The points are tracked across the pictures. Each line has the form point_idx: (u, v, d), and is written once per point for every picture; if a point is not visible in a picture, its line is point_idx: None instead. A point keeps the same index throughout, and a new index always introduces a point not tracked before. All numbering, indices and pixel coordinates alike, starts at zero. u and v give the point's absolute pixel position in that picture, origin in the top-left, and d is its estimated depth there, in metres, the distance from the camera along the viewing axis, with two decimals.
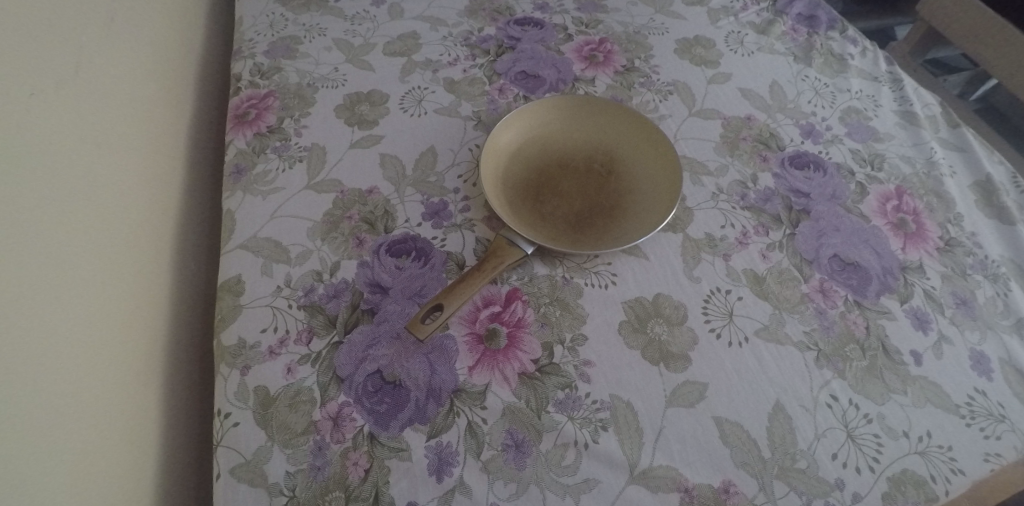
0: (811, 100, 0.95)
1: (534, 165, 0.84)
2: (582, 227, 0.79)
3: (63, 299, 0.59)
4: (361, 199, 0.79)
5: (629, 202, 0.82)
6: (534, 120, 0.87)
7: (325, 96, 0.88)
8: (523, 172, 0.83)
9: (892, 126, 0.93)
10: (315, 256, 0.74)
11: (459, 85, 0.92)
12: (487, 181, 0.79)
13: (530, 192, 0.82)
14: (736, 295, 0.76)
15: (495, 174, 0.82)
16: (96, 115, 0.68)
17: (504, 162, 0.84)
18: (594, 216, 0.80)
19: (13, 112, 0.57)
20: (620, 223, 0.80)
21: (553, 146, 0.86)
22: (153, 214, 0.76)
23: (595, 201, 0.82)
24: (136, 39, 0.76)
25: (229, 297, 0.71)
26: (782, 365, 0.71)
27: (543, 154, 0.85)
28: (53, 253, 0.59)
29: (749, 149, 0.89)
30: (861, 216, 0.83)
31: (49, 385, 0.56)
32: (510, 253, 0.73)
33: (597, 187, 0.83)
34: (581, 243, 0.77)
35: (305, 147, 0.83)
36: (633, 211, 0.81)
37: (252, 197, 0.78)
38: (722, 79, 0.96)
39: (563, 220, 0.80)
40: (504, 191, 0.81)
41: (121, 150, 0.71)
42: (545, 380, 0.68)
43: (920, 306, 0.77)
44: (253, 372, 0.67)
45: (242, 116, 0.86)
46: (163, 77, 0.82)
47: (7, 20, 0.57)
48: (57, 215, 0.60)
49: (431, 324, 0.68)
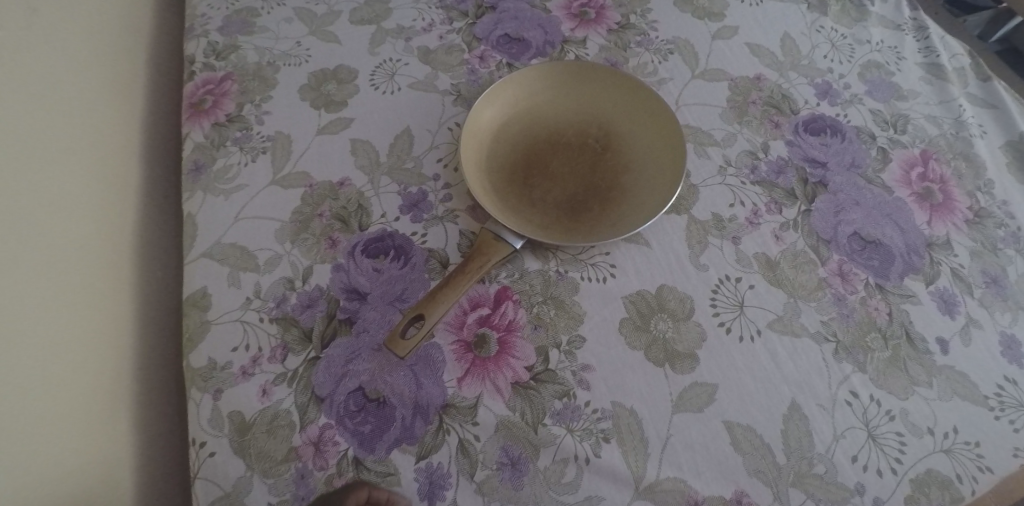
0: (825, 54, 0.86)
1: (520, 143, 0.77)
2: (577, 213, 0.72)
3: (46, 291, 0.61)
4: (332, 192, 0.73)
5: (627, 180, 0.75)
6: (519, 92, 0.79)
7: (287, 77, 0.81)
8: (510, 152, 0.76)
9: (916, 82, 0.84)
10: (285, 261, 0.69)
11: (435, 55, 0.83)
12: (468, 167, 0.72)
13: (517, 174, 0.75)
14: (747, 283, 0.69)
15: (478, 155, 0.75)
16: (67, 111, 0.69)
17: (489, 141, 0.76)
18: (590, 200, 0.73)
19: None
20: (618, 204, 0.73)
21: (543, 119, 0.79)
22: (126, 224, 0.73)
23: (590, 182, 0.75)
24: (93, 45, 0.74)
25: (195, 313, 0.67)
26: (798, 360, 0.66)
27: (530, 129, 0.78)
28: (35, 245, 0.61)
29: (759, 115, 0.80)
30: (883, 187, 0.76)
31: (37, 377, 0.58)
32: (497, 250, 0.67)
33: (592, 165, 0.76)
34: (575, 231, 0.71)
35: (268, 137, 0.77)
36: (632, 189, 0.74)
37: (214, 197, 0.73)
38: (728, 34, 0.87)
39: (555, 205, 0.73)
40: (488, 177, 0.74)
41: (85, 163, 0.70)
42: (541, 388, 0.63)
43: (947, 287, 0.71)
44: (226, 396, 0.63)
45: (198, 103, 0.79)
46: (124, 79, 0.79)
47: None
48: (32, 205, 0.62)
49: (412, 339, 0.62)
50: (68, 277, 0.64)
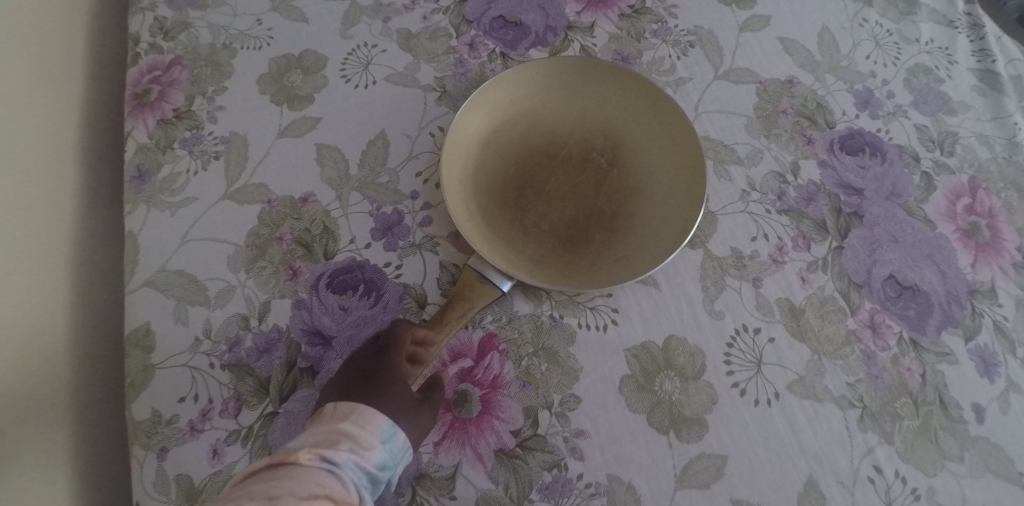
0: (868, 54, 0.75)
1: (513, 156, 0.66)
2: (575, 244, 0.63)
3: None
4: (293, 211, 0.63)
5: (635, 205, 0.65)
6: (514, 93, 0.68)
7: (245, 63, 0.69)
8: (501, 167, 0.66)
9: (967, 92, 0.74)
10: (239, 295, 0.60)
11: (417, 41, 0.71)
12: (450, 188, 0.62)
13: (508, 194, 0.64)
14: (766, 335, 0.61)
15: (463, 171, 0.64)
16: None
17: (476, 153, 0.66)
18: (592, 228, 0.64)
19: None
20: (623, 236, 0.63)
21: (539, 126, 0.68)
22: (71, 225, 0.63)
23: (593, 206, 0.65)
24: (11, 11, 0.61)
25: (137, 355, 0.58)
26: (818, 428, 0.58)
27: (525, 140, 0.67)
28: None
29: (789, 127, 0.70)
30: (925, 221, 0.67)
31: None
32: (481, 293, 0.58)
33: (596, 184, 0.66)
34: (574, 268, 0.62)
35: (222, 138, 0.66)
36: (641, 218, 0.64)
37: (158, 212, 0.63)
38: (758, 25, 0.75)
39: (551, 234, 0.63)
40: (474, 198, 0.64)
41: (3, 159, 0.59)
42: (529, 457, 0.56)
43: (988, 343, 0.63)
44: (172, 457, 0.55)
45: (142, 94, 0.68)
46: (63, 49, 0.67)
47: None
48: None
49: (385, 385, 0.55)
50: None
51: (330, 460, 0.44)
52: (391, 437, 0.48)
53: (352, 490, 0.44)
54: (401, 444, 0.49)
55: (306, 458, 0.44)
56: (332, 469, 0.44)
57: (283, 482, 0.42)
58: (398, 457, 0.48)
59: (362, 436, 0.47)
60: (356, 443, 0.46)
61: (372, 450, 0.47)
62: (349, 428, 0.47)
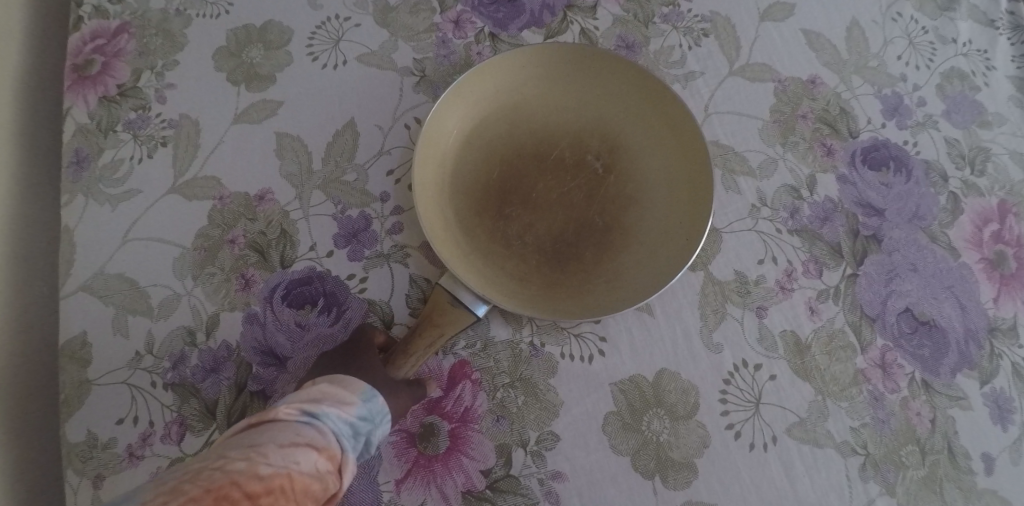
0: (900, 54, 0.67)
1: (497, 157, 0.59)
2: (563, 260, 0.56)
3: None
4: (248, 210, 0.55)
5: (631, 218, 0.58)
6: (500, 85, 0.60)
7: (200, 34, 0.59)
8: (482, 170, 0.58)
9: (1003, 103, 0.67)
10: (184, 306, 0.52)
11: (396, 14, 0.62)
12: (424, 194, 0.55)
13: (490, 199, 0.58)
14: (767, 372, 0.55)
15: (440, 171, 0.57)
16: None
17: (455, 151, 0.58)
18: (582, 243, 0.57)
19: None
20: (616, 253, 0.57)
21: (528, 121, 0.60)
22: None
23: (584, 218, 0.58)
24: None
25: (72, 369, 0.51)
26: (817, 478, 0.53)
27: (511, 139, 0.60)
28: None
29: (808, 135, 0.63)
30: (948, 248, 0.61)
31: None
32: (454, 317, 0.52)
33: (589, 192, 0.59)
34: (559, 288, 0.55)
35: (170, 122, 0.57)
36: (637, 232, 0.58)
37: (96, 205, 0.54)
38: (781, 14, 0.67)
39: (535, 248, 0.57)
40: (451, 205, 0.57)
41: None
42: (499, 500, 0.51)
43: (1004, 387, 0.58)
44: (108, 487, 0.49)
45: (82, 66, 0.58)
46: None
47: None
48: None
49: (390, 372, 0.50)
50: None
51: (310, 411, 0.42)
52: (371, 398, 0.45)
53: (334, 440, 0.42)
54: (380, 407, 0.46)
55: (286, 410, 0.41)
56: (312, 421, 0.41)
57: (264, 431, 0.40)
58: (378, 419, 0.45)
59: (341, 393, 0.44)
60: (337, 397, 0.44)
61: (354, 404, 0.44)
62: (328, 386, 0.44)
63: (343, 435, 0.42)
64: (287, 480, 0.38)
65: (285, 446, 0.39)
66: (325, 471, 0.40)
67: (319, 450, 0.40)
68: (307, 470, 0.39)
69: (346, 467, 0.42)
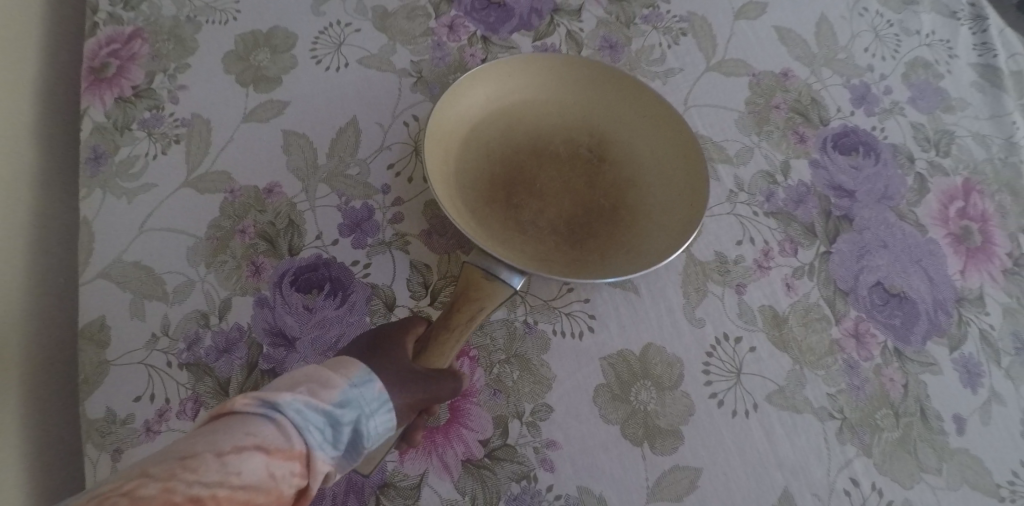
0: (867, 47, 0.72)
1: (497, 155, 0.62)
2: (577, 242, 0.59)
3: None
4: (258, 202, 0.58)
5: (634, 198, 0.62)
6: (491, 93, 0.64)
7: (210, 39, 0.63)
8: (485, 168, 0.61)
9: (966, 89, 0.71)
10: (198, 291, 0.56)
11: (394, 20, 0.67)
12: (439, 184, 0.56)
13: (495, 194, 0.60)
14: (748, 344, 0.59)
15: (447, 167, 0.59)
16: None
17: (457, 152, 0.61)
18: (593, 223, 0.60)
19: None
20: (628, 229, 0.60)
21: (517, 125, 0.64)
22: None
23: (589, 202, 0.61)
24: None
25: (92, 349, 0.54)
26: (796, 441, 0.57)
27: (507, 140, 0.63)
28: None
29: (782, 124, 0.67)
30: (916, 225, 0.64)
31: None
32: (496, 292, 0.54)
33: (588, 181, 0.63)
34: (581, 263, 0.57)
35: (183, 120, 0.61)
36: (643, 208, 0.61)
37: (114, 199, 0.58)
38: (754, 12, 0.72)
39: (551, 230, 0.59)
40: (462, 196, 0.59)
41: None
42: (497, 468, 0.54)
43: (973, 353, 0.61)
44: (126, 460, 0.52)
45: (99, 68, 0.62)
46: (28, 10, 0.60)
47: None
48: None
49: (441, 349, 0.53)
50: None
51: (271, 402, 0.40)
52: (359, 384, 0.44)
53: (296, 433, 0.40)
54: (373, 395, 0.44)
55: (244, 401, 0.40)
56: (273, 413, 0.40)
57: (211, 430, 0.38)
58: (366, 408, 0.44)
59: (323, 378, 0.43)
60: (316, 385, 0.42)
61: (332, 391, 0.42)
62: (312, 373, 0.43)
63: (311, 426, 0.41)
64: (219, 494, 0.36)
65: (228, 453, 0.37)
66: (276, 473, 0.38)
67: (271, 450, 0.38)
68: (253, 477, 0.37)
69: (314, 462, 0.40)
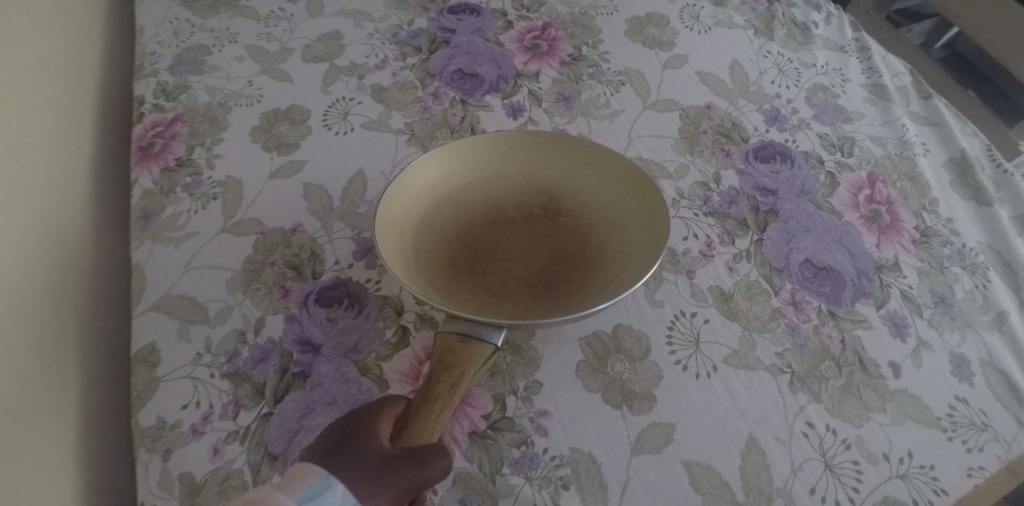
0: (774, 80, 0.87)
1: (452, 233, 0.68)
2: (552, 288, 0.65)
3: (47, 271, 0.68)
4: (284, 239, 0.71)
5: (596, 235, 0.68)
6: (433, 179, 0.69)
7: (239, 117, 0.79)
8: (446, 246, 0.67)
9: (861, 103, 0.86)
10: (236, 313, 0.67)
11: (388, 93, 0.83)
12: (404, 270, 0.61)
13: (459, 270, 0.66)
14: (702, 317, 0.70)
15: (410, 252, 0.64)
16: (54, 126, 0.77)
17: (415, 240, 0.66)
18: (563, 268, 0.67)
19: (20, 115, 0.72)
20: (598, 264, 0.66)
21: (468, 205, 0.71)
22: (46, 266, 0.68)
23: (555, 251, 0.68)
24: (52, 91, 0.78)
25: (144, 370, 0.64)
26: (754, 393, 0.66)
27: (459, 218, 0.69)
28: (39, 227, 0.69)
29: (710, 144, 0.81)
30: (833, 212, 0.77)
31: (35, 342, 0.64)
32: (472, 362, 0.59)
33: (546, 234, 0.69)
34: (560, 303, 0.63)
35: (219, 182, 0.74)
36: (605, 242, 0.67)
37: (162, 246, 0.70)
38: (678, 63, 0.88)
39: (523, 285, 0.66)
40: (428, 275, 0.64)
41: (64, 196, 0.75)
42: (499, 437, 0.63)
43: (897, 309, 0.72)
44: (176, 458, 0.60)
45: (146, 147, 0.77)
46: (73, 121, 0.80)
47: (26, 61, 0.75)
48: (35, 191, 0.70)
49: (423, 424, 0.57)
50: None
51: None
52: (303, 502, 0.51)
53: None
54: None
55: None
56: None
57: None
58: None
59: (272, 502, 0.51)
60: None
61: None
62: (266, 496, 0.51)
63: None
64: None
65: None
66: None
67: None
68: None
69: None
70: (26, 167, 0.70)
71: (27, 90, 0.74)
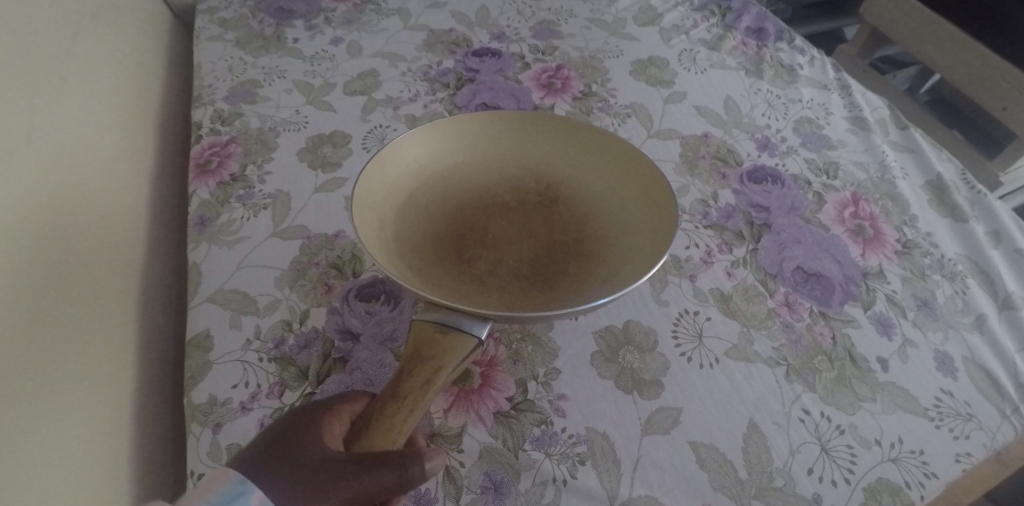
0: (764, 113, 0.97)
1: (439, 216, 0.74)
2: (546, 278, 0.71)
3: (111, 262, 0.75)
4: (327, 244, 0.79)
5: (593, 227, 0.74)
6: (426, 160, 0.75)
7: (287, 140, 0.89)
8: (434, 229, 0.73)
9: (844, 133, 0.96)
10: (284, 305, 0.74)
11: (420, 121, 0.93)
12: (390, 249, 0.66)
13: (446, 254, 0.72)
14: (704, 315, 0.77)
15: (396, 230, 0.70)
16: (125, 139, 0.86)
17: (403, 220, 0.71)
18: (558, 259, 0.72)
19: (101, 124, 0.81)
20: (593, 255, 0.72)
21: (457, 189, 0.77)
22: (111, 257, 0.75)
23: (551, 243, 0.74)
24: (126, 111, 0.88)
25: (198, 354, 0.70)
26: (753, 382, 0.72)
27: (448, 203, 0.76)
28: (108, 222, 0.76)
29: (708, 167, 0.90)
30: (821, 225, 0.85)
31: (101, 321, 0.70)
32: (444, 358, 0.61)
33: (540, 223, 0.76)
34: (552, 290, 0.69)
35: (269, 194, 0.83)
36: (600, 237, 0.73)
37: (217, 248, 0.78)
38: (678, 98, 0.98)
39: (511, 275, 0.71)
40: (412, 257, 0.69)
41: (130, 200, 0.82)
42: (521, 417, 0.69)
43: (883, 311, 0.79)
44: (225, 430, 0.65)
45: (204, 164, 0.86)
46: (141, 138, 0.89)
47: (108, 81, 0.85)
48: (107, 191, 0.78)
49: (382, 420, 0.59)
50: (33, 272, 0.62)
51: None
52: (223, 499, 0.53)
53: None
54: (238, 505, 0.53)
55: None
56: None
57: None
58: None
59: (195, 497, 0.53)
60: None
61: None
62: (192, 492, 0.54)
63: None
64: None
65: None
66: None
67: None
68: None
69: None
70: (103, 169, 0.79)
71: (108, 105, 0.84)
